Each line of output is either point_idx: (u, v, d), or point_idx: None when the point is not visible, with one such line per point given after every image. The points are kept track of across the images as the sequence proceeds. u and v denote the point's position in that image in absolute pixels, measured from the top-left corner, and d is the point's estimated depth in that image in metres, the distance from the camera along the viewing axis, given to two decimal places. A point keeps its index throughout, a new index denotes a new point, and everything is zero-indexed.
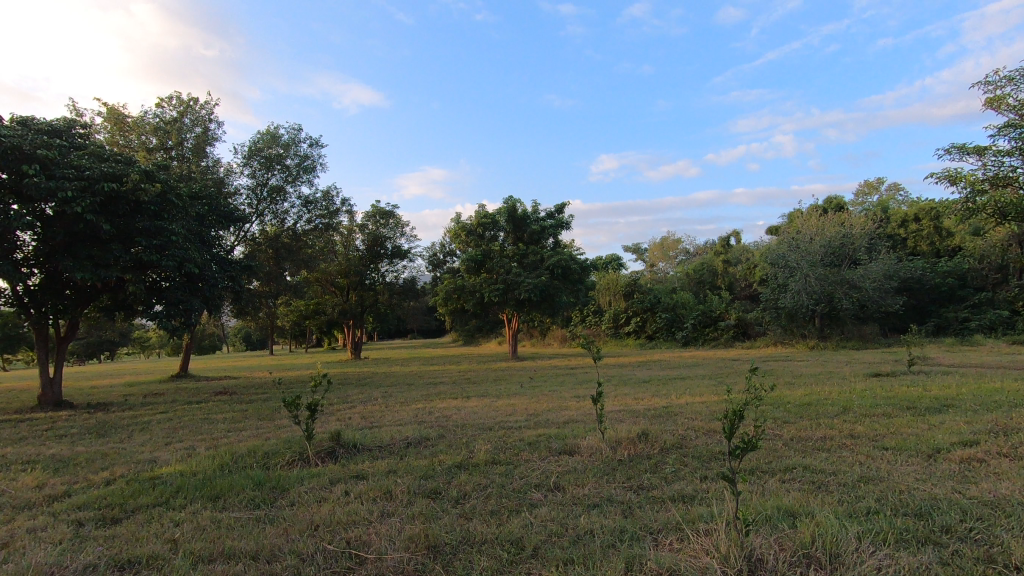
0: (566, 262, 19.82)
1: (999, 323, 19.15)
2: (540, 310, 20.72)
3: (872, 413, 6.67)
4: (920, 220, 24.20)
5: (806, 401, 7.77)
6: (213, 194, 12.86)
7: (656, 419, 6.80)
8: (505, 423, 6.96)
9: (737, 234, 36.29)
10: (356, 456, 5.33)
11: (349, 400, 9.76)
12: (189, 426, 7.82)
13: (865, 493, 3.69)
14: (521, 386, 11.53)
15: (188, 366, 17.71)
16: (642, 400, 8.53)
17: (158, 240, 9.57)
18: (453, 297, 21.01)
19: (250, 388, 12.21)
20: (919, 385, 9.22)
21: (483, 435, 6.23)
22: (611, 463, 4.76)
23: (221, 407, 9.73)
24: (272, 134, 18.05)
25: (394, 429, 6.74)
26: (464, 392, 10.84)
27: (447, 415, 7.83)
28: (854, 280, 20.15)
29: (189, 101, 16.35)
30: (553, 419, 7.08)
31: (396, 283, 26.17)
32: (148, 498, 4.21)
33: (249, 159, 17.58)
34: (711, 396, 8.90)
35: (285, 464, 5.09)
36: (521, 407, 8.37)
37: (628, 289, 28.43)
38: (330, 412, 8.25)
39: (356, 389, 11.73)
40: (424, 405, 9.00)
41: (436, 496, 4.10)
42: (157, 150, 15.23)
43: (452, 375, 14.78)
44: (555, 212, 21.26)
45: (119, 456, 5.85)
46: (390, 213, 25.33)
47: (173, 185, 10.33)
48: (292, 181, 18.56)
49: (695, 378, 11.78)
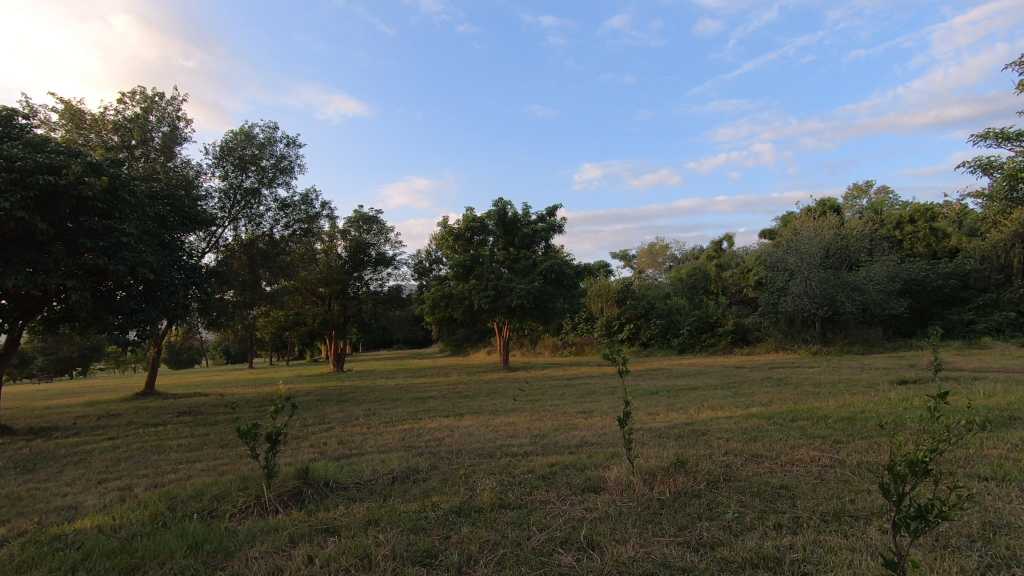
0: (559, 266, 18.92)
1: (1006, 326, 18.69)
2: (534, 318, 19.76)
3: (932, 428, 5.82)
4: (917, 221, 23.80)
5: (848, 415, 6.87)
6: (179, 194, 11.67)
7: (684, 441, 5.82)
8: (509, 447, 5.96)
9: (729, 238, 35.70)
10: (328, 498, 4.29)
11: (327, 421, 8.69)
12: (135, 457, 6.69)
13: (1015, 555, 2.74)
14: (519, 400, 10.48)
15: (153, 382, 16.32)
16: (659, 415, 7.62)
17: (107, 242, 8.40)
18: (441, 305, 19.98)
19: (219, 408, 11.02)
20: (958, 393, 8.42)
21: (484, 465, 5.21)
22: (651, 505, 3.78)
23: (180, 432, 8.56)
24: (245, 132, 16.88)
25: (375, 458, 5.68)
26: (455, 408, 9.78)
27: (440, 437, 6.82)
28: (857, 283, 19.54)
29: (154, 97, 15.20)
30: (564, 442, 6.07)
31: (381, 291, 25.03)
32: (43, 570, 3.12)
33: (221, 160, 16.39)
34: (734, 410, 7.97)
35: (237, 513, 4.03)
36: (523, 426, 7.35)
37: (620, 295, 27.54)
38: (302, 438, 7.16)
39: (336, 407, 10.61)
40: (413, 425, 7.95)
41: (431, 563, 3.07)
42: (120, 150, 14.03)
43: (443, 389, 13.72)
44: (547, 215, 20.35)
45: (32, 502, 4.70)
46: (375, 218, 24.30)
47: (127, 181, 9.19)
48: (267, 183, 17.41)
49: (707, 388, 10.89)
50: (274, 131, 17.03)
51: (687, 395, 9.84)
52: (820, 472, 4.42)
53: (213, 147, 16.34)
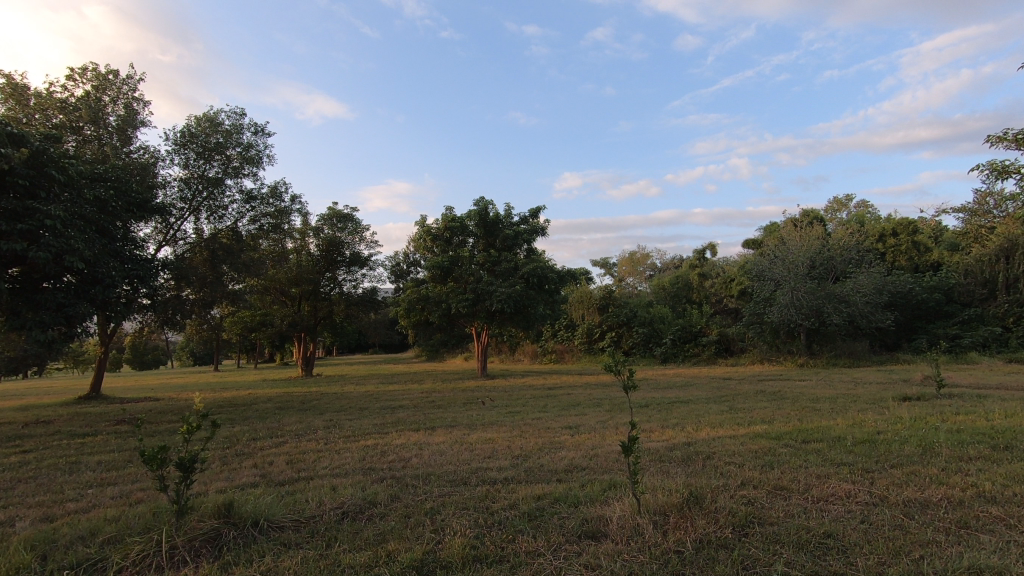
0: (542, 270, 18.15)
1: (991, 340, 18.46)
2: (514, 323, 18.89)
3: (967, 456, 5.17)
4: (899, 235, 23.66)
5: (866, 437, 6.17)
6: (127, 177, 10.50)
7: (691, 468, 5.00)
8: (486, 472, 5.08)
9: (711, 248, 35.39)
10: (255, 544, 3.37)
11: (281, 434, 7.68)
12: (42, 476, 5.62)
13: None
14: (498, 412, 9.60)
15: (99, 386, 14.92)
16: (654, 433, 6.85)
17: (26, 224, 7.36)
18: (416, 308, 18.98)
19: (165, 416, 9.91)
20: (972, 412, 7.80)
21: (457, 495, 4.34)
22: (668, 562, 2.97)
23: (109, 444, 7.46)
24: (210, 118, 15.76)
25: (326, 485, 4.74)
26: (427, 420, 8.86)
27: (407, 457, 5.92)
28: (844, 294, 19.17)
29: (108, 75, 14.04)
30: (550, 467, 5.24)
31: (354, 292, 23.90)
32: None
33: (182, 147, 15.24)
34: (736, 428, 7.21)
35: (128, 567, 3.07)
36: (504, 445, 6.46)
37: (602, 302, 26.91)
38: (246, 458, 6.17)
39: (295, 417, 9.58)
40: (376, 441, 6.99)
41: None
42: (66, 130, 12.81)
43: (415, 397, 12.76)
44: (530, 217, 19.52)
45: None
46: (350, 217, 23.21)
47: (57, 157, 8.16)
48: (233, 173, 16.25)
49: (699, 402, 10.15)
50: (241, 117, 15.94)
51: (679, 410, 9.08)
52: (862, 514, 3.66)
53: (173, 133, 15.19)
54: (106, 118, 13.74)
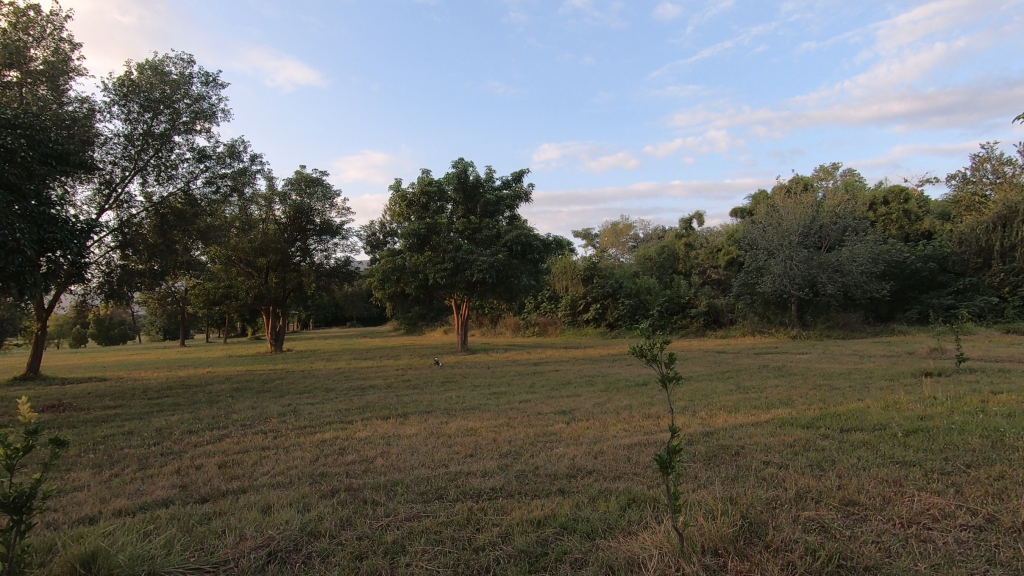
0: (525, 238, 16.98)
1: (988, 311, 18.05)
2: (496, 294, 17.80)
3: None
4: (890, 203, 23.01)
5: (915, 426, 5.23)
6: (45, 125, 8.92)
7: (726, 472, 3.99)
8: (468, 480, 4.01)
9: (697, 217, 34.51)
10: None
11: (225, 425, 6.50)
12: None
13: None
14: (479, 393, 8.56)
15: (37, 365, 13.40)
16: (665, 422, 5.85)
17: None
18: (392, 278, 17.81)
19: (99, 403, 8.67)
20: (1009, 391, 6.98)
21: (431, 520, 3.26)
22: None
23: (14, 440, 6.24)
24: (154, 65, 13.99)
25: (257, 504, 3.62)
26: (399, 404, 7.76)
27: (369, 458, 4.79)
28: (839, 264, 18.46)
29: (29, 11, 12.18)
30: (549, 471, 4.20)
31: (326, 263, 22.45)
32: None
33: (124, 98, 13.50)
34: (756, 413, 6.23)
35: None
36: (488, 438, 5.38)
37: (586, 273, 26.01)
38: (172, 460, 5.00)
39: (247, 402, 8.40)
40: (335, 434, 5.83)
41: None
42: None
43: (388, 375, 11.64)
44: (513, 181, 18.25)
45: None
46: (318, 181, 21.54)
47: None
48: (183, 128, 14.54)
49: (700, 380, 9.23)
50: (190, 65, 14.19)
51: (680, 390, 8.11)
52: (982, 549, 2.68)
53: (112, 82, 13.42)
54: (30, 62, 11.99)
